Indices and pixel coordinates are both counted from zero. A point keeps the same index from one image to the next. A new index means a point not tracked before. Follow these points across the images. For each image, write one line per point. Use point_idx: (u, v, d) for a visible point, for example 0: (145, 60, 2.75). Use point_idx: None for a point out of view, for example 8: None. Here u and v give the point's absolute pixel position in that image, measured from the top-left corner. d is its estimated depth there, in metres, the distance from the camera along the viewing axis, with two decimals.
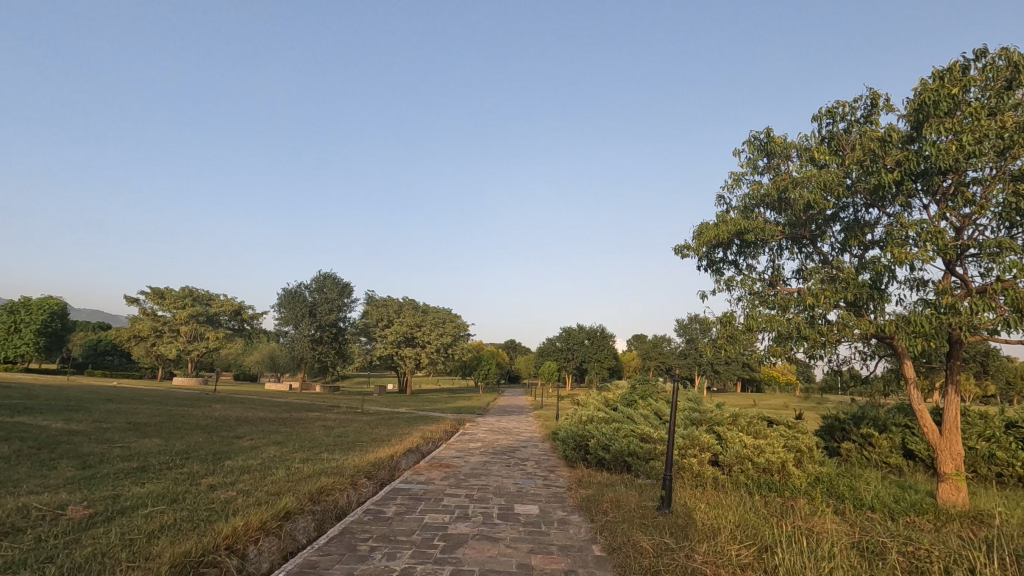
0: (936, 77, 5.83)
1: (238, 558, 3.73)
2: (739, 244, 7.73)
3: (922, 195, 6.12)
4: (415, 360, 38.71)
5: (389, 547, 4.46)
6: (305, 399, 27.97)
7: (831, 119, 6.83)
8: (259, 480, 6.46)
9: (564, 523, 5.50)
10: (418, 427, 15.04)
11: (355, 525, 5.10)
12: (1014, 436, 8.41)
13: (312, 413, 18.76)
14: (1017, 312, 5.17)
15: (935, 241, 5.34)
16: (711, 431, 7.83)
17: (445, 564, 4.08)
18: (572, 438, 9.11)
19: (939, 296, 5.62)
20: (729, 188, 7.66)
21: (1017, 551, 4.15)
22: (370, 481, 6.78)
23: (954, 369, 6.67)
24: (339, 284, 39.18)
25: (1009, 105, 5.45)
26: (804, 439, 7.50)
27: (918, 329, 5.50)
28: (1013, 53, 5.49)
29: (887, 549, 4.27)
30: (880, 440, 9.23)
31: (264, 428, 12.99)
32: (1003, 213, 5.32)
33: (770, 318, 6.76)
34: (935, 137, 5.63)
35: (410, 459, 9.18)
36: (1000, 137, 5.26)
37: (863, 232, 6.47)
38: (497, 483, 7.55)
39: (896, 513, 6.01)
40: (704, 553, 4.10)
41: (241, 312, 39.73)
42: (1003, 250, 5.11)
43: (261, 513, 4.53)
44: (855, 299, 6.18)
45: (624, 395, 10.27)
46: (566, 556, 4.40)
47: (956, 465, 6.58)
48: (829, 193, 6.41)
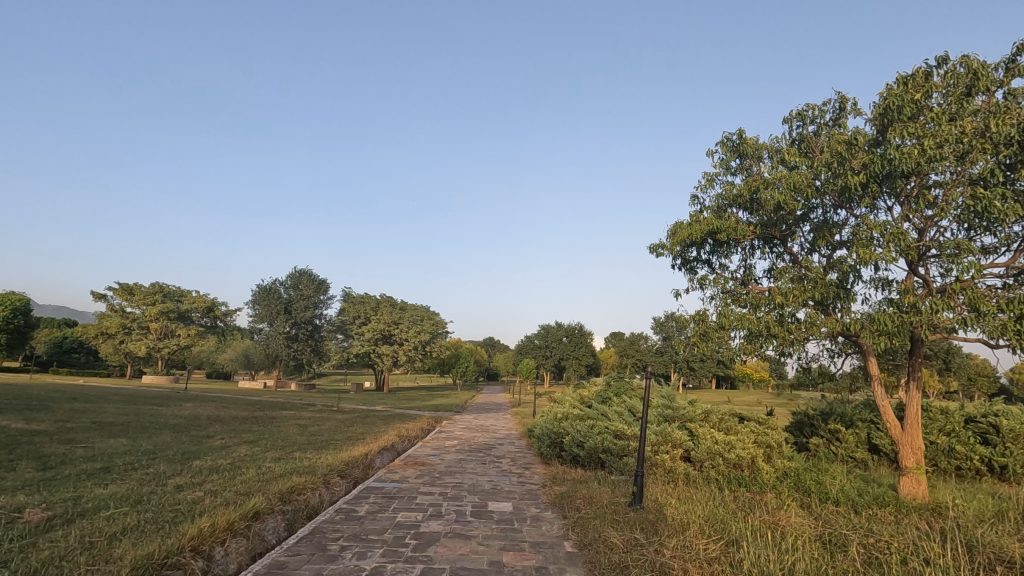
0: (900, 82, 6.00)
1: (203, 559, 3.66)
2: (712, 244, 7.86)
3: (887, 196, 6.28)
4: (393, 358, 38.40)
5: (360, 546, 4.43)
6: (279, 399, 26.15)
7: (801, 122, 6.97)
8: (228, 480, 6.34)
9: (537, 520, 5.55)
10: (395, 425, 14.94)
11: (327, 525, 5.04)
12: (972, 430, 8.73)
13: (287, 412, 18.41)
14: (975, 311, 5.37)
15: (899, 241, 5.50)
16: (684, 427, 7.95)
17: (416, 563, 4.08)
18: (548, 436, 9.19)
19: (902, 295, 5.78)
20: (703, 188, 7.75)
21: (968, 543, 4.34)
22: (343, 480, 6.71)
23: (916, 366, 6.89)
24: (316, 281, 38.76)
25: (969, 111, 5.64)
26: (773, 435, 7.67)
27: (882, 328, 5.66)
28: (973, 60, 5.68)
29: (848, 541, 4.40)
30: (847, 435, 9.49)
31: (236, 428, 12.74)
32: (962, 215, 5.50)
33: (742, 316, 6.88)
34: (899, 141, 5.79)
35: (385, 457, 9.09)
36: (960, 142, 5.44)
37: (831, 232, 6.63)
38: (472, 480, 7.55)
39: (859, 505, 6.19)
40: (672, 548, 4.17)
41: (214, 309, 38.84)
42: (961, 251, 5.29)
43: (229, 513, 4.45)
44: (823, 298, 6.33)
45: (599, 393, 10.36)
46: (537, 552, 4.43)
47: (917, 459, 6.80)
48: (798, 194, 6.55)
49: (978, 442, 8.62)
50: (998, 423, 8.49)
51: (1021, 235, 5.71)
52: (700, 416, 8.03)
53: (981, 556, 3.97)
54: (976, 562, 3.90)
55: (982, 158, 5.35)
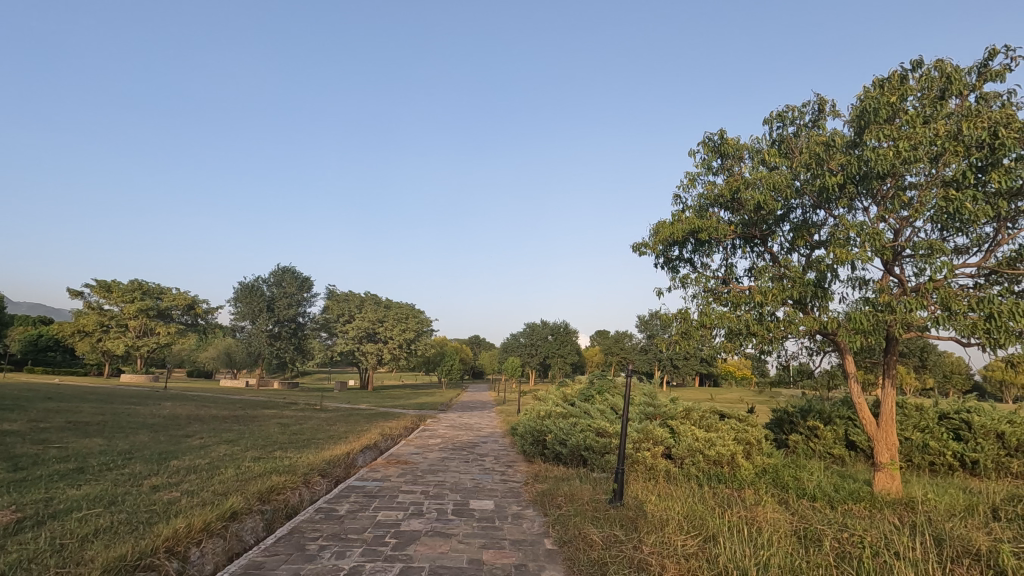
0: (877, 85, 6.12)
1: (179, 560, 3.61)
2: (694, 243, 7.93)
3: (864, 197, 6.39)
4: (377, 356, 38.12)
5: (339, 545, 4.40)
6: (261, 399, 25.04)
7: (781, 123, 7.06)
8: (206, 480, 6.26)
9: (518, 517, 5.56)
10: (378, 424, 14.84)
11: (306, 525, 5.00)
12: (945, 427, 8.93)
13: (269, 412, 18.18)
14: (947, 311, 5.50)
15: (874, 241, 5.61)
16: (665, 424, 8.03)
17: (395, 562, 4.06)
18: (531, 434, 9.23)
19: (878, 295, 5.87)
20: (685, 188, 7.81)
21: (937, 537, 4.44)
22: (324, 480, 6.66)
23: (891, 364, 7.04)
24: (299, 278, 38.46)
25: (943, 114, 5.75)
26: (752, 432, 7.80)
27: (858, 327, 5.77)
28: (946, 64, 5.80)
29: (824, 535, 4.48)
30: (825, 432, 9.68)
31: (216, 427, 12.57)
32: (935, 216, 5.61)
33: (723, 315, 6.96)
34: (875, 143, 5.87)
35: (367, 456, 9.06)
36: (934, 144, 5.55)
37: (810, 232, 6.74)
38: (454, 479, 7.54)
39: (836, 501, 6.29)
40: (651, 544, 4.21)
41: (194, 307, 38.09)
42: (934, 252, 5.40)
43: (205, 514, 4.39)
44: (801, 297, 6.44)
45: (582, 391, 10.42)
46: (517, 550, 4.45)
47: (891, 455, 6.94)
48: (777, 194, 6.63)
49: (950, 438, 8.82)
50: (970, 419, 8.69)
51: (991, 236, 5.86)
52: (681, 414, 8.12)
53: (949, 549, 4.08)
54: (944, 555, 4.00)
55: (954, 160, 5.47)
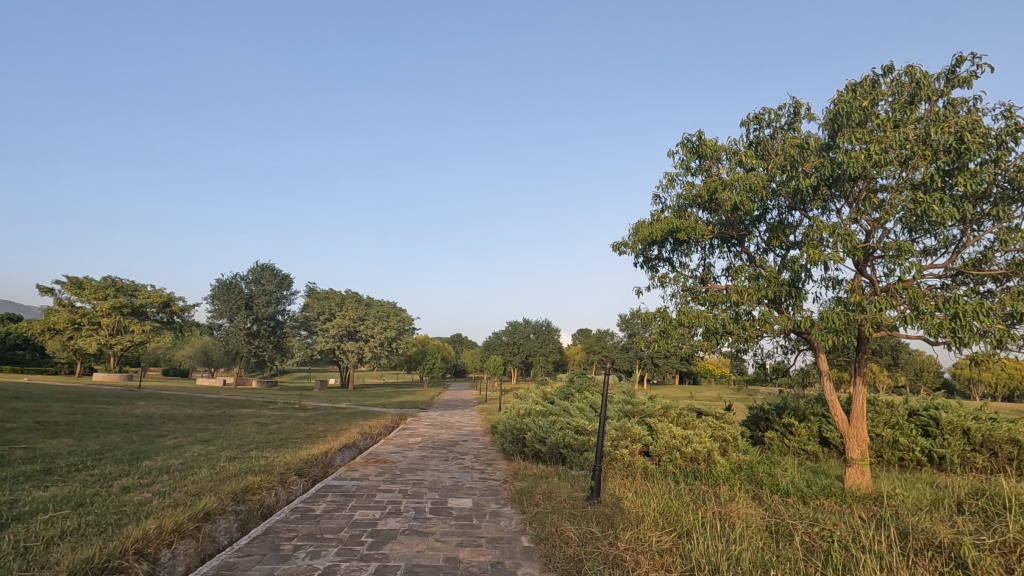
0: (850, 89, 6.25)
1: (149, 562, 3.56)
2: (673, 242, 8.01)
3: (837, 199, 6.52)
4: (358, 354, 37.78)
5: (314, 545, 4.36)
6: (239, 399, 24.12)
7: (758, 125, 7.17)
8: (179, 480, 6.16)
9: (496, 515, 5.57)
10: (357, 424, 14.69)
11: (281, 524, 4.95)
12: (915, 423, 9.17)
13: (246, 411, 17.89)
14: (915, 310, 5.65)
15: (847, 242, 5.73)
16: (643, 422, 8.12)
17: (371, 561, 4.04)
18: (510, 432, 9.26)
19: (849, 295, 6.00)
20: (665, 188, 7.89)
21: (902, 530, 4.57)
22: (300, 479, 6.60)
23: (862, 362, 7.19)
24: (279, 275, 38.00)
25: (912, 119, 5.91)
26: (729, 430, 7.94)
27: (830, 325, 5.90)
28: (916, 70, 5.96)
29: (795, 530, 4.58)
30: (799, 428, 9.86)
31: (192, 426, 12.33)
32: (904, 218, 5.75)
33: (700, 314, 7.03)
34: (848, 145, 5.98)
35: (345, 455, 9.01)
36: (903, 148, 5.69)
37: (785, 233, 6.87)
38: (433, 477, 7.52)
39: (808, 496, 6.41)
40: (626, 540, 4.26)
41: (170, 304, 37.23)
42: (902, 253, 5.54)
43: (177, 515, 4.32)
44: (776, 297, 6.55)
45: (562, 389, 10.48)
46: (494, 548, 4.46)
47: (862, 451, 7.10)
48: (754, 195, 6.73)
49: (919, 434, 9.05)
50: (937, 416, 8.95)
51: (958, 238, 6.03)
52: (659, 411, 8.23)
53: (912, 542, 4.21)
54: (907, 547, 4.13)
55: (923, 164, 5.61)
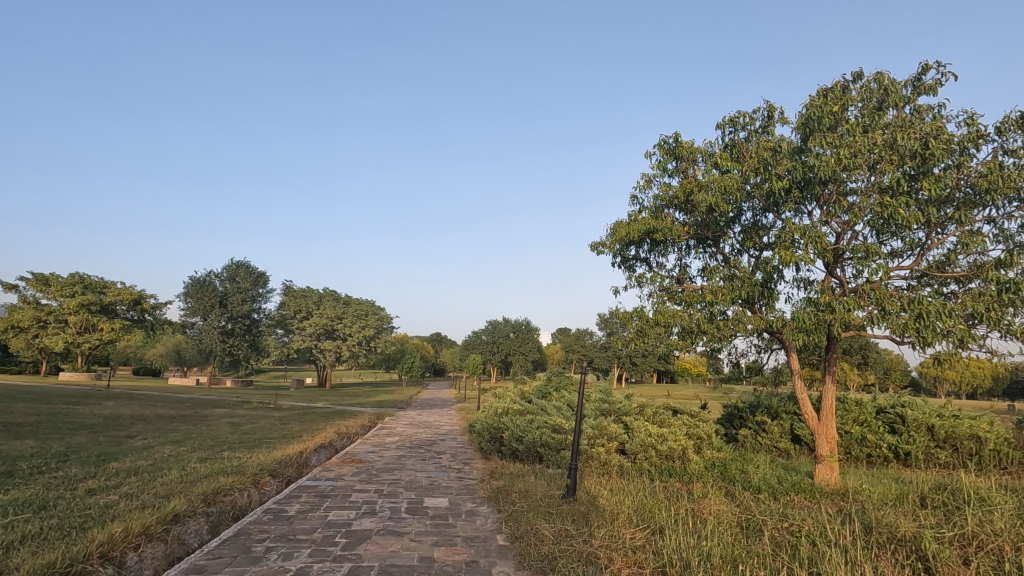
0: (822, 94, 6.39)
1: (114, 565, 3.48)
2: (650, 243, 8.10)
3: (809, 201, 6.65)
4: (336, 353, 37.36)
5: (286, 547, 4.30)
6: (211, 398, 23.63)
7: (733, 128, 7.28)
8: (147, 482, 6.03)
9: (472, 514, 5.57)
10: (334, 423, 14.50)
11: (252, 526, 4.88)
12: (882, 420, 9.43)
13: (219, 411, 17.57)
14: (882, 310, 5.80)
15: (817, 244, 5.86)
16: (619, 420, 8.19)
17: (344, 562, 4.00)
18: (488, 430, 9.27)
19: (820, 295, 6.12)
20: (642, 189, 7.97)
21: (868, 525, 4.70)
22: (274, 480, 6.51)
23: (832, 361, 7.36)
24: (254, 273, 37.37)
25: (880, 124, 6.07)
26: (703, 427, 8.06)
27: (801, 325, 6.01)
28: (884, 77, 6.12)
29: (765, 525, 4.67)
30: (772, 426, 10.04)
31: (162, 427, 12.06)
32: (872, 221, 5.89)
33: (676, 313, 7.12)
34: (819, 150, 6.10)
35: (321, 455, 8.90)
36: (872, 152, 5.83)
37: (759, 234, 7.00)
38: (410, 477, 7.48)
39: (779, 492, 6.54)
40: (600, 537, 4.31)
41: (140, 302, 36.29)
42: (869, 255, 5.69)
43: (144, 517, 4.23)
44: (749, 297, 6.67)
45: (540, 387, 10.52)
46: (468, 547, 4.46)
47: (831, 448, 7.27)
48: (728, 197, 6.82)
49: (886, 431, 9.31)
50: (903, 413, 9.22)
51: (923, 241, 6.21)
52: (635, 410, 8.31)
53: (876, 536, 4.33)
54: (871, 541, 4.25)
55: (889, 168, 5.76)
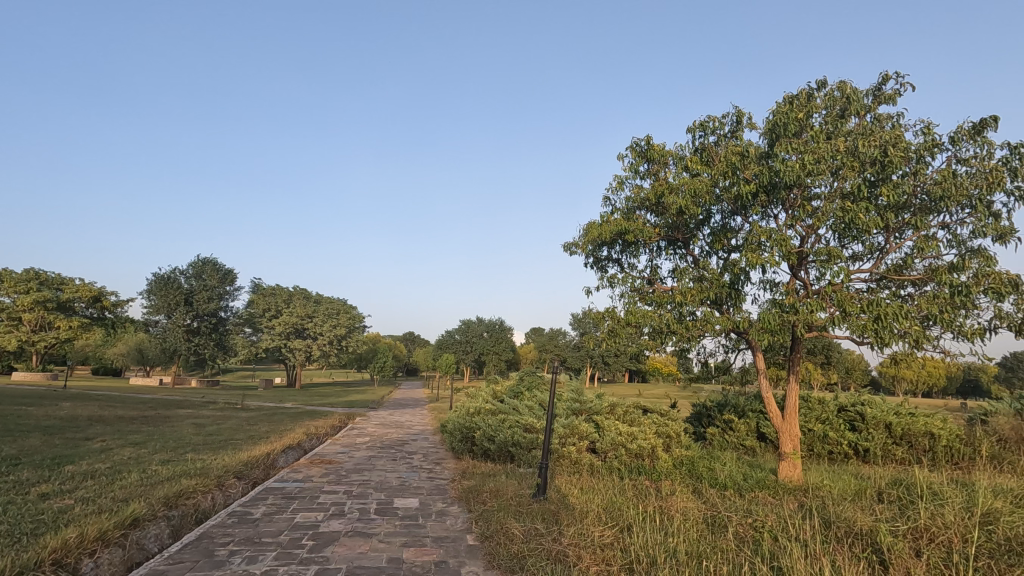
0: (787, 100, 6.56)
1: (67, 573, 3.35)
2: (622, 244, 8.19)
3: (775, 204, 6.82)
4: (306, 352, 36.75)
5: (250, 550, 4.21)
6: (175, 399, 22.98)
7: (703, 132, 7.42)
8: (105, 485, 5.83)
9: (442, 515, 5.55)
10: (303, 424, 14.24)
11: (216, 529, 4.76)
12: (843, 418, 9.72)
13: (184, 411, 17.09)
14: (842, 311, 5.99)
15: (782, 247, 6.02)
16: (590, 420, 8.27)
17: (310, 565, 3.94)
18: (460, 430, 9.23)
19: (784, 297, 6.28)
20: (614, 190, 8.05)
21: (826, 519, 4.85)
22: (240, 482, 6.37)
23: (796, 361, 7.56)
24: (222, 270, 36.48)
25: (843, 131, 6.27)
26: (672, 426, 8.19)
27: (766, 326, 6.16)
28: (847, 86, 6.32)
29: (730, 521, 4.78)
30: (739, 424, 10.26)
31: (122, 429, 11.66)
32: (834, 225, 6.06)
33: (647, 313, 7.23)
34: (785, 155, 6.26)
35: (289, 456, 8.73)
36: (834, 158, 6.00)
37: (727, 237, 7.15)
38: (380, 478, 7.40)
39: (744, 488, 6.69)
40: (570, 536, 4.34)
41: (100, 300, 34.85)
42: (831, 258, 5.87)
43: (101, 522, 4.09)
44: (717, 298, 6.82)
45: (512, 387, 10.53)
46: (438, 547, 4.44)
47: (794, 445, 7.47)
48: (698, 199, 6.95)
49: (847, 428, 9.62)
50: (863, 411, 9.52)
51: (882, 244, 6.43)
52: (606, 409, 8.40)
53: (834, 530, 4.48)
54: (830, 535, 4.39)
55: (851, 174, 5.94)
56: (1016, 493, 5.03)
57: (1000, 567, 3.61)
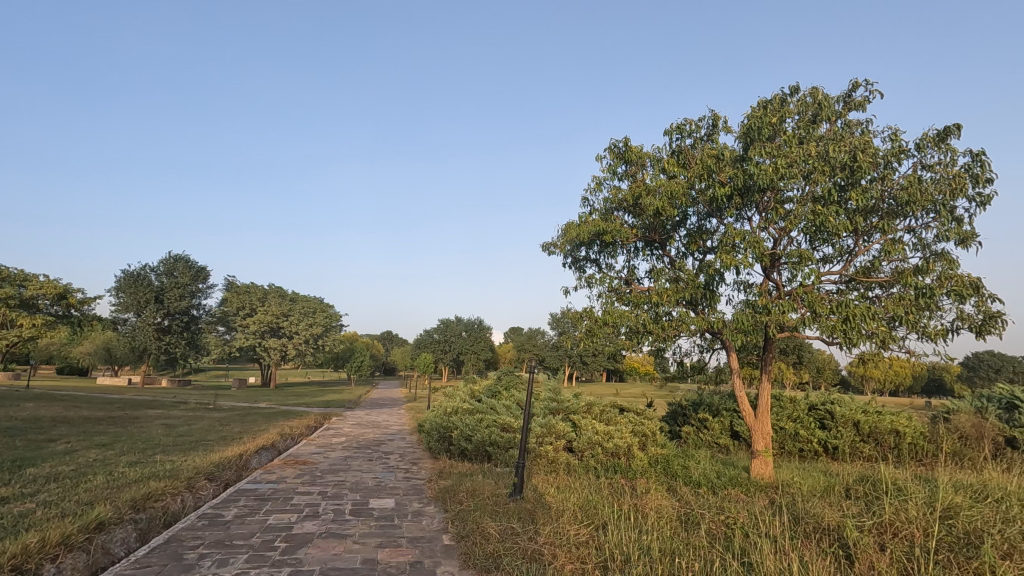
0: (762, 105, 6.68)
1: None
2: (600, 244, 8.25)
3: (749, 207, 6.94)
4: (281, 351, 36.17)
5: (221, 553, 4.14)
6: (144, 399, 22.42)
7: (680, 135, 7.52)
8: (69, 488, 5.65)
9: (418, 515, 5.53)
10: (277, 424, 14.00)
11: (185, 532, 4.67)
12: (813, 416, 9.95)
13: (153, 412, 16.69)
14: (813, 312, 6.13)
15: (755, 249, 6.13)
16: (568, 419, 8.32)
17: (282, 567, 3.89)
18: (437, 430, 9.20)
19: (758, 298, 6.40)
20: (593, 191, 8.11)
21: (796, 516, 4.96)
22: (211, 484, 6.24)
23: (768, 360, 7.72)
24: (195, 267, 35.70)
25: (814, 136, 6.42)
26: (648, 425, 8.28)
27: (740, 326, 6.27)
28: (818, 92, 6.47)
29: (703, 518, 4.85)
30: (713, 423, 10.43)
31: (87, 430, 11.32)
32: (805, 228, 6.20)
33: (623, 313, 7.30)
34: (759, 159, 6.38)
35: (263, 457, 8.58)
36: (806, 163, 6.13)
37: (702, 238, 7.25)
38: (356, 478, 7.32)
39: (717, 486, 6.80)
40: (546, 534, 4.36)
41: (66, 296, 33.14)
42: (803, 260, 6.01)
43: (64, 526, 3.97)
44: (692, 298, 6.91)
45: (490, 387, 10.53)
46: (413, 547, 4.42)
47: (766, 443, 7.62)
48: (674, 202, 7.04)
49: (817, 426, 9.84)
50: (832, 410, 9.76)
51: (851, 247, 6.60)
52: (583, 408, 8.45)
53: (804, 527, 4.58)
54: (799, 531, 4.49)
55: (821, 178, 6.09)
56: (975, 488, 5.21)
57: (959, 560, 3.74)
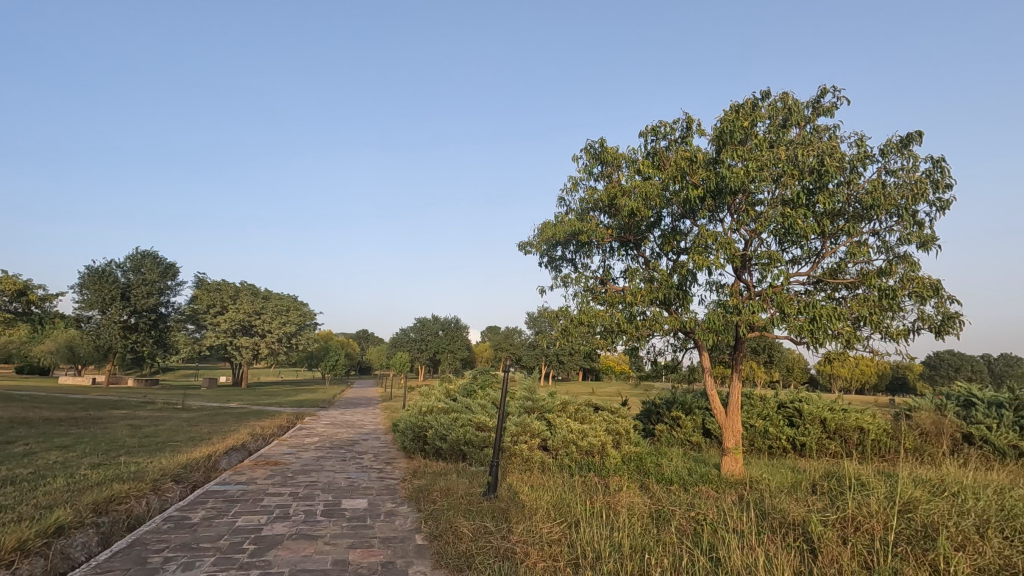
0: (734, 109, 6.79)
1: None
2: (576, 244, 8.30)
3: (721, 208, 7.07)
4: (253, 350, 35.49)
5: (187, 556, 4.04)
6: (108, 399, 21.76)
7: (655, 137, 7.60)
8: (27, 492, 5.46)
9: (391, 515, 5.49)
10: (247, 424, 13.72)
11: (150, 535, 4.55)
12: (783, 414, 10.17)
13: (119, 412, 16.22)
14: (781, 312, 6.27)
15: (727, 250, 6.24)
16: (542, 417, 8.34)
17: (250, 569, 3.82)
18: (412, 430, 9.13)
19: (729, 298, 6.51)
20: (569, 191, 8.15)
21: (764, 511, 5.08)
22: (177, 485, 6.09)
23: (739, 359, 7.87)
24: (163, 263, 34.80)
25: (784, 140, 6.56)
26: (621, 423, 8.36)
27: (711, 326, 6.38)
28: (788, 97, 6.62)
29: (674, 515, 4.93)
30: (685, 421, 10.60)
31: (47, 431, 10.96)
32: (775, 230, 6.34)
33: (598, 313, 7.36)
34: (731, 161, 6.49)
35: (232, 458, 8.40)
36: (777, 166, 6.26)
37: (676, 239, 7.36)
38: (328, 479, 7.23)
39: (689, 483, 6.92)
40: (518, 533, 4.37)
41: (29, 295, 31.68)
42: (772, 261, 6.14)
43: (21, 531, 3.83)
44: (665, 298, 7.00)
45: (465, 386, 10.50)
46: (385, 548, 4.39)
47: (736, 440, 7.77)
48: (649, 203, 7.11)
49: (786, 424, 10.07)
50: (800, 407, 10.00)
51: (819, 249, 6.77)
52: (558, 407, 8.48)
53: (771, 522, 4.70)
54: (766, 527, 4.60)
55: (790, 181, 6.22)
56: (933, 483, 5.40)
57: (916, 552, 3.88)
